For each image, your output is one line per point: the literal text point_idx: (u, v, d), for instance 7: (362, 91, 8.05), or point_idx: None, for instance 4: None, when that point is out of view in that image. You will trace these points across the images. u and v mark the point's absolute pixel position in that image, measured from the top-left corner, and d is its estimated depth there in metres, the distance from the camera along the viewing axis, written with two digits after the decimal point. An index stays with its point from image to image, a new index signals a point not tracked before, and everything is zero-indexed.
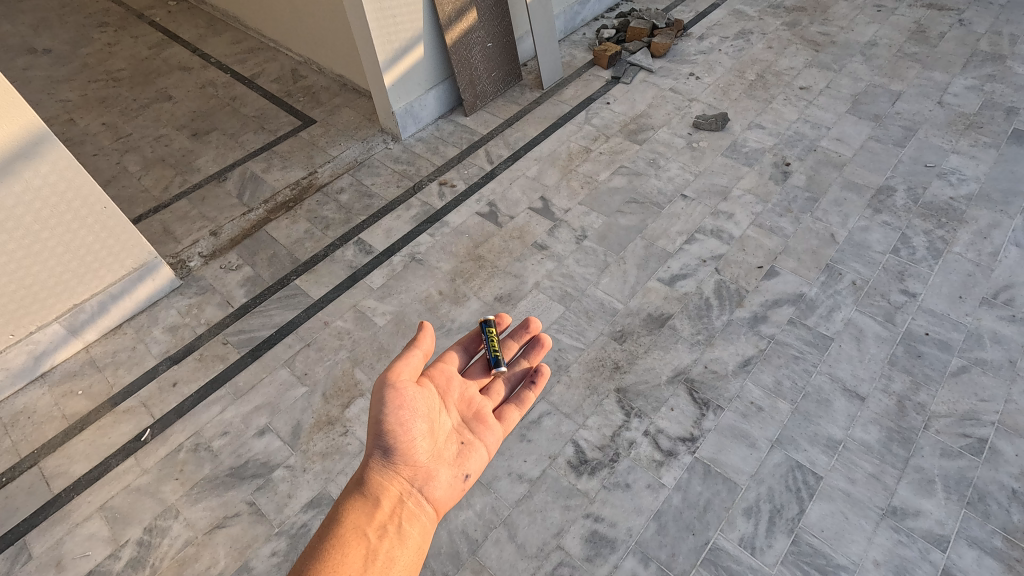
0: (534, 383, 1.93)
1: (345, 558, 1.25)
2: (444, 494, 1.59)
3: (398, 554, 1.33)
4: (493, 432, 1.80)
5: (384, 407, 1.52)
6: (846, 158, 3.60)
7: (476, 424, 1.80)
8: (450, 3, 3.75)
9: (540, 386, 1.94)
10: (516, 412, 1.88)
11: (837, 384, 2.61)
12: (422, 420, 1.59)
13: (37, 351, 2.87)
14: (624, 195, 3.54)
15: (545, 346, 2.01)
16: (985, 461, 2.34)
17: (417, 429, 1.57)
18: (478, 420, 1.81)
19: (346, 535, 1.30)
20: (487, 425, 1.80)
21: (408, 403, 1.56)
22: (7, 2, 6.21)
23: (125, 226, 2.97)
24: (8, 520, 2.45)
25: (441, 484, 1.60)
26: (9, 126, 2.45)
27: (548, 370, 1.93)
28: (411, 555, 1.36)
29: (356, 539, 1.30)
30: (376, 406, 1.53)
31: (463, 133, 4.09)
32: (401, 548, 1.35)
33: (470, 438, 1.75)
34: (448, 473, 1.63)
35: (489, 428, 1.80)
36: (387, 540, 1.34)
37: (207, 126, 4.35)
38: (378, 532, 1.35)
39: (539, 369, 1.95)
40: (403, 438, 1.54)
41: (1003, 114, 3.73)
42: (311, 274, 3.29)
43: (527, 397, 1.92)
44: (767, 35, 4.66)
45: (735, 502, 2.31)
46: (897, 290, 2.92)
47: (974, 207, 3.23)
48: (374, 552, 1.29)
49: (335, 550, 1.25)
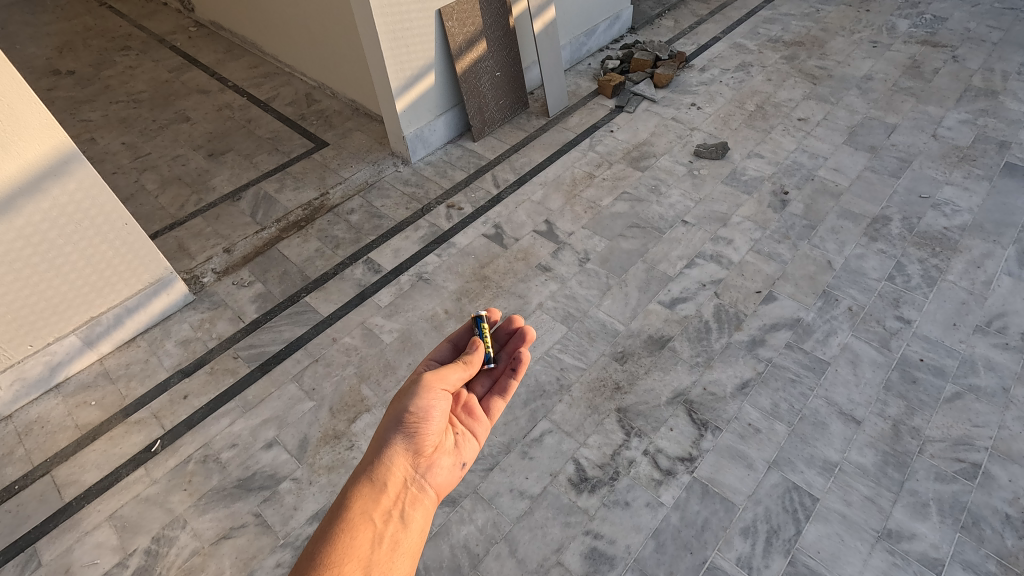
0: (516, 371, 1.92)
1: (354, 541, 1.30)
2: (444, 480, 1.62)
3: (402, 538, 1.38)
4: (481, 424, 1.88)
5: (416, 399, 1.59)
6: (843, 187, 3.70)
7: (467, 416, 1.86)
8: (461, 34, 3.92)
9: (522, 374, 1.93)
10: (502, 402, 1.94)
11: (833, 408, 2.66)
12: (438, 411, 1.64)
13: (53, 362, 2.95)
14: (626, 220, 3.64)
15: (530, 338, 1.99)
16: (979, 486, 2.38)
17: (431, 420, 1.62)
18: (469, 413, 1.87)
19: (356, 519, 1.34)
20: (476, 418, 1.87)
21: (429, 396, 1.62)
22: (34, 26, 6.46)
23: (144, 241, 3.06)
24: (20, 527, 2.50)
25: (442, 470, 1.62)
26: (38, 146, 2.56)
27: (530, 355, 1.93)
28: (413, 538, 1.41)
29: (364, 523, 1.34)
30: (408, 398, 1.60)
31: (471, 157, 4.22)
32: (405, 532, 1.40)
33: (463, 429, 1.81)
34: (449, 459, 1.66)
35: (478, 420, 1.88)
36: (392, 524, 1.39)
37: (224, 147, 4.49)
38: (384, 516, 1.39)
39: (521, 357, 1.93)
40: (417, 427, 1.58)
41: (996, 147, 3.85)
42: (321, 291, 3.38)
43: (510, 386, 1.93)
44: (767, 68, 4.82)
45: (733, 522, 2.35)
46: (892, 316, 2.99)
47: (968, 237, 3.32)
48: (380, 537, 1.34)
49: (345, 533, 1.30)
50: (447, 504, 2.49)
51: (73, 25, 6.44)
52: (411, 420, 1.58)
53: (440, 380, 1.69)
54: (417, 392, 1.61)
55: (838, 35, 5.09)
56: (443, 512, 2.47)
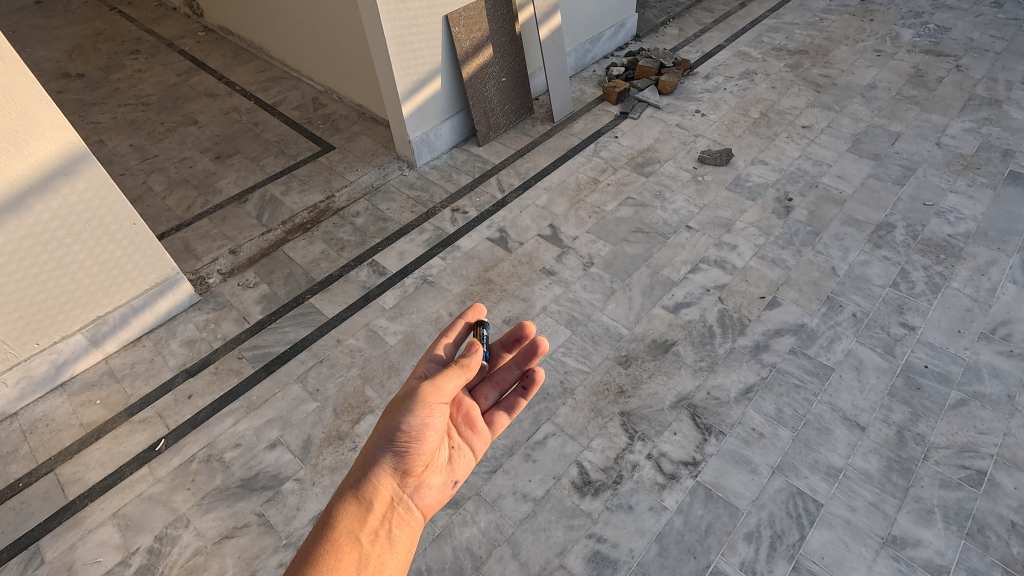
0: (527, 390, 1.90)
1: (339, 562, 1.23)
2: (432, 500, 1.57)
3: (389, 559, 1.33)
4: (480, 438, 1.83)
5: (409, 416, 1.50)
6: (846, 194, 3.71)
7: (467, 428, 1.81)
8: (467, 39, 3.96)
9: (532, 393, 1.92)
10: (505, 417, 1.92)
11: (837, 413, 2.66)
12: (433, 431, 1.55)
13: (59, 360, 2.97)
14: (630, 225, 3.65)
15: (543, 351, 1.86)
16: (984, 493, 2.37)
17: (425, 439, 1.52)
18: (469, 426, 1.82)
19: (341, 539, 1.28)
20: (477, 431, 1.83)
21: (425, 411, 1.52)
22: (44, 30, 6.54)
23: (152, 242, 3.09)
24: (23, 524, 2.50)
25: (431, 490, 1.57)
26: (50, 146, 2.59)
27: (543, 373, 1.92)
28: (399, 559, 1.36)
29: (350, 543, 1.28)
30: (403, 412, 1.50)
31: (476, 162, 4.25)
32: (391, 554, 1.34)
33: (459, 442, 1.77)
34: (439, 478, 1.61)
35: (478, 434, 1.83)
36: (378, 545, 1.33)
37: (230, 150, 4.53)
38: (371, 536, 1.33)
39: (534, 374, 1.91)
40: (409, 446, 1.50)
41: (1000, 156, 3.86)
42: (326, 292, 3.39)
43: (516, 403, 1.91)
44: (771, 76, 4.84)
45: (736, 527, 2.35)
46: (896, 322, 2.99)
47: (972, 245, 3.32)
48: (366, 559, 1.28)
49: (329, 555, 1.23)
50: (450, 505, 2.49)
51: (83, 29, 6.51)
52: (403, 438, 1.49)
53: (443, 396, 1.58)
54: (413, 409, 1.50)
55: (842, 44, 5.12)
56: (447, 514, 2.46)
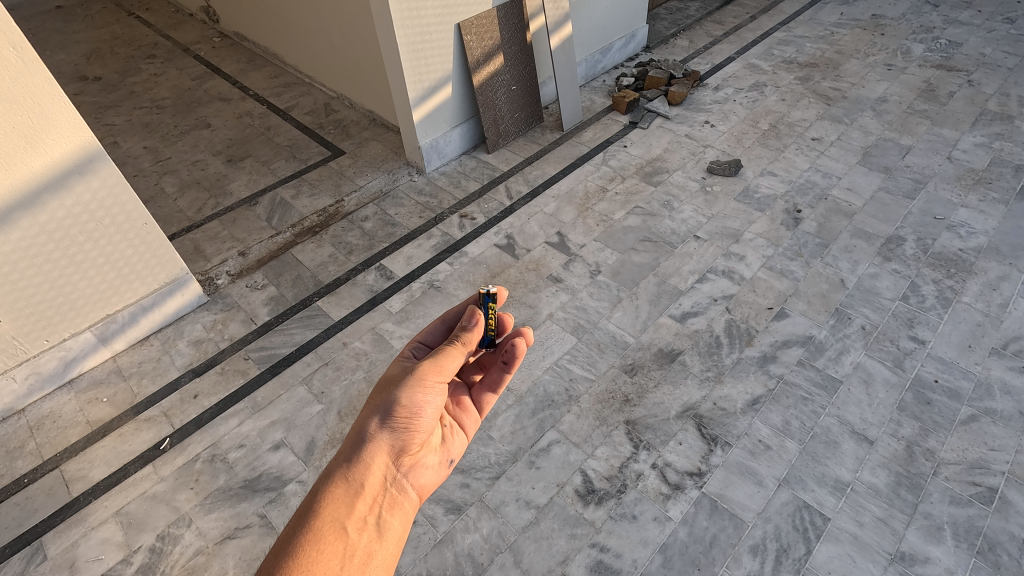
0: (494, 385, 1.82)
1: (320, 555, 1.18)
2: (428, 481, 1.55)
3: (377, 548, 1.30)
4: (470, 417, 1.83)
5: (404, 391, 1.51)
6: (856, 207, 3.69)
7: (456, 408, 1.81)
8: (479, 47, 4.00)
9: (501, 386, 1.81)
10: (492, 394, 1.85)
11: (845, 426, 2.63)
12: (430, 408, 1.56)
13: (68, 357, 3.00)
14: (637, 233, 3.65)
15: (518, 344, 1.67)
16: (995, 511, 2.33)
17: (421, 417, 1.53)
18: (457, 404, 1.82)
19: (324, 528, 1.23)
20: (466, 410, 1.83)
21: (422, 389, 1.53)
22: (66, 33, 6.68)
23: (163, 242, 3.12)
24: (26, 520, 2.51)
25: (427, 471, 1.55)
26: (64, 143, 2.62)
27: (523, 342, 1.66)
28: (389, 548, 1.33)
29: (334, 534, 1.24)
30: (398, 390, 1.51)
31: (484, 169, 4.27)
32: (380, 542, 1.32)
33: (452, 422, 1.77)
34: (435, 457, 1.60)
35: (466, 412, 1.83)
36: (368, 533, 1.30)
37: (243, 153, 4.58)
38: (358, 525, 1.29)
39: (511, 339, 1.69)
40: (404, 424, 1.49)
41: (1012, 171, 3.83)
42: (334, 295, 3.41)
43: (486, 400, 1.84)
44: (781, 89, 4.85)
45: (742, 539, 2.32)
46: (906, 336, 2.96)
47: (983, 259, 3.30)
48: (353, 549, 1.24)
49: (310, 546, 1.19)
50: (453, 511, 2.47)
51: (101, 33, 6.63)
52: (398, 413, 1.48)
53: (443, 377, 1.59)
54: (409, 384, 1.52)
55: (853, 58, 5.13)
56: (449, 519, 2.45)
